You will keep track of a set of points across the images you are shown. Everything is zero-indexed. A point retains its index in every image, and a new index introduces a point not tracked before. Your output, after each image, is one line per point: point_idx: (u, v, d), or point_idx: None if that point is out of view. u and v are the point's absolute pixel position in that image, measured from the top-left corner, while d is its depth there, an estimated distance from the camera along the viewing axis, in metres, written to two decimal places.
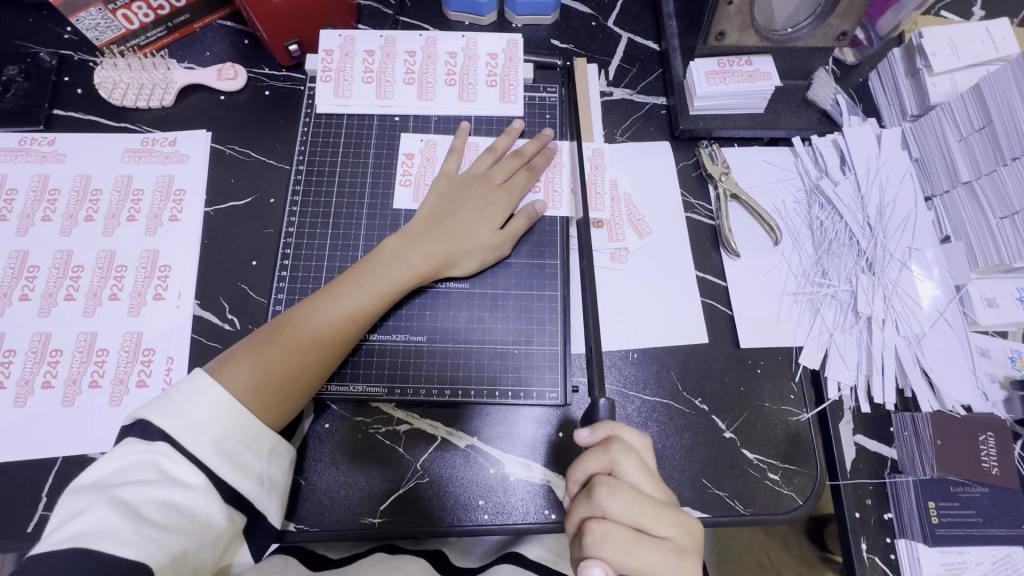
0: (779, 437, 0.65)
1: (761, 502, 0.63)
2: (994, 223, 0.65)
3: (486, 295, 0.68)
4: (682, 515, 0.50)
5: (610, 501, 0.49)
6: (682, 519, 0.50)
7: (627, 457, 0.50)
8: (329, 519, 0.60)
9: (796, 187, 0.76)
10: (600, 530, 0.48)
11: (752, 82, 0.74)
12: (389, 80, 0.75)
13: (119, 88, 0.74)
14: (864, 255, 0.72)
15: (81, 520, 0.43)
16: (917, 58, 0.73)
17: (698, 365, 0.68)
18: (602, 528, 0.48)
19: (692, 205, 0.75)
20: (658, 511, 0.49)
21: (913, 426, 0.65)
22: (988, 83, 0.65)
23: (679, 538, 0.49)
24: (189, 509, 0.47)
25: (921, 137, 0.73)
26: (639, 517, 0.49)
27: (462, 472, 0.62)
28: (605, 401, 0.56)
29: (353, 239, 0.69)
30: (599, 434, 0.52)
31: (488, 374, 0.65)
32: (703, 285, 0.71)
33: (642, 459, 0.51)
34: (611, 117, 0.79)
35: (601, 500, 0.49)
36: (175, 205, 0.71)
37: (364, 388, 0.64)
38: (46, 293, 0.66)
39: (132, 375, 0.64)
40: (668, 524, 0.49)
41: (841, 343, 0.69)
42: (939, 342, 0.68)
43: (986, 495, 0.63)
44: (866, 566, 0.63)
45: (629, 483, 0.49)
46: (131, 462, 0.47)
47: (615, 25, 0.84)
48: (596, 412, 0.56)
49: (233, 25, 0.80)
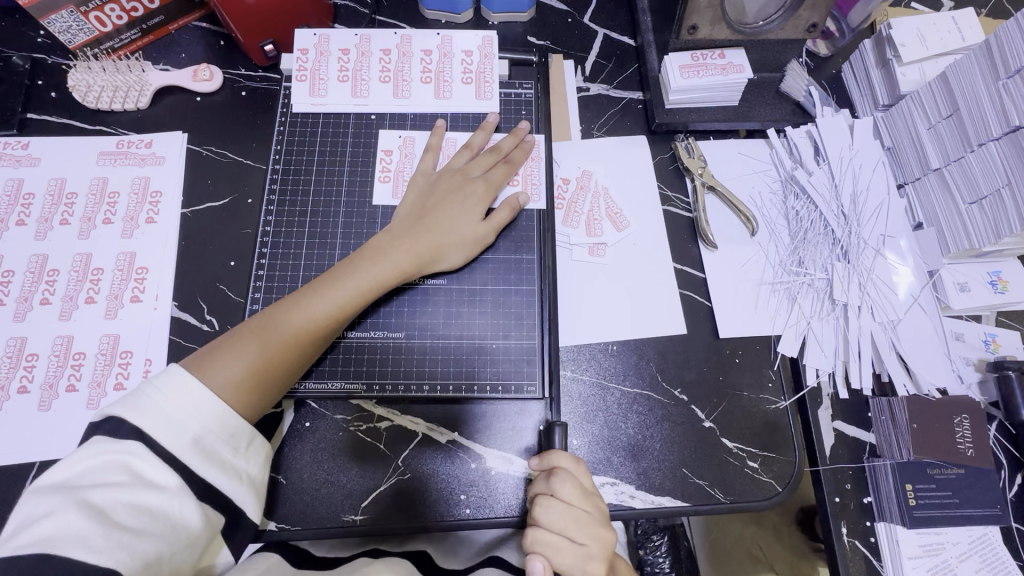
0: (758, 425, 0.66)
1: (740, 489, 0.63)
2: (963, 209, 0.66)
3: (464, 291, 0.68)
4: (603, 530, 0.54)
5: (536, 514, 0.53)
6: (601, 534, 0.54)
7: (564, 487, 0.54)
8: (310, 517, 0.60)
9: (771, 178, 0.77)
10: (531, 542, 0.53)
11: (726, 74, 0.74)
12: (364, 78, 0.75)
13: (93, 90, 0.73)
14: (839, 243, 0.73)
15: (46, 525, 0.42)
16: (887, 48, 0.74)
17: (678, 355, 0.68)
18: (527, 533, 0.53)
19: (669, 198, 0.76)
20: (578, 527, 0.53)
21: (889, 410, 0.65)
22: (954, 70, 0.66)
23: (592, 547, 0.53)
24: (162, 510, 0.47)
25: (892, 125, 0.74)
26: (562, 529, 0.53)
27: (443, 467, 0.62)
28: (560, 428, 0.59)
29: (331, 237, 0.69)
30: (543, 463, 0.56)
31: (467, 368, 0.65)
32: (681, 277, 0.72)
33: (576, 487, 0.54)
34: (588, 112, 0.79)
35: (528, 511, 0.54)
36: (151, 207, 0.70)
37: (342, 385, 0.64)
38: (21, 298, 0.65)
39: (110, 378, 0.63)
40: (586, 536, 0.53)
41: (818, 330, 0.70)
42: (915, 327, 0.69)
43: (963, 476, 0.64)
44: (848, 550, 0.63)
45: (560, 507, 0.53)
46: (101, 463, 0.47)
47: (591, 21, 0.84)
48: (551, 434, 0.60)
49: (208, 26, 0.80)
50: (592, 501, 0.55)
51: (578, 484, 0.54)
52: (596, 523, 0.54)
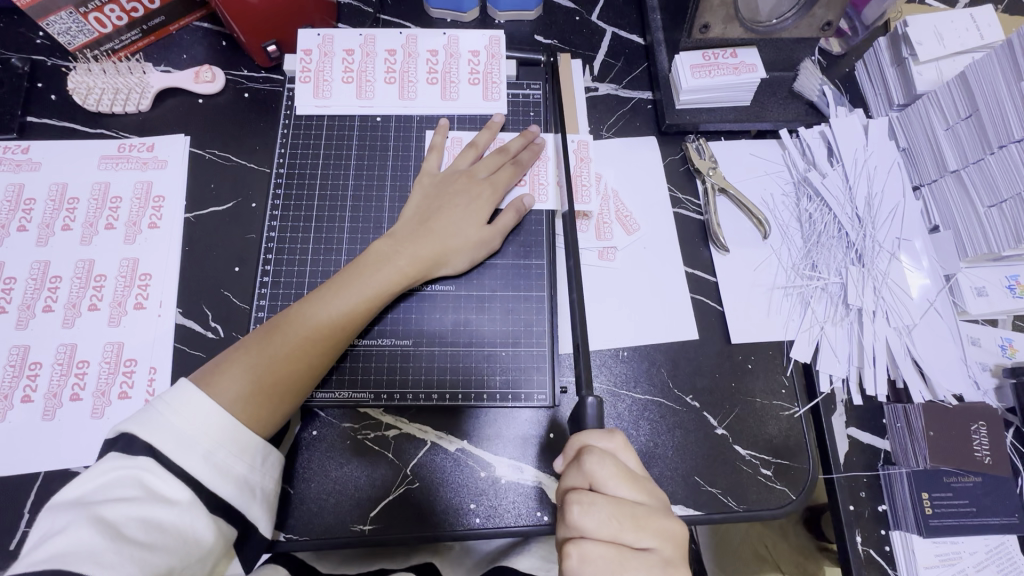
0: (772, 433, 0.65)
1: (755, 498, 0.62)
2: (982, 211, 0.65)
3: (472, 297, 0.67)
4: (665, 522, 0.50)
5: (584, 519, 0.49)
6: (664, 526, 0.49)
7: (602, 469, 0.49)
8: (321, 527, 0.59)
9: (784, 180, 0.75)
10: (579, 551, 0.48)
11: (738, 74, 0.73)
12: (369, 79, 0.73)
13: (94, 93, 0.72)
14: (854, 247, 0.71)
15: (60, 540, 0.42)
16: (903, 47, 0.73)
17: (689, 362, 0.67)
18: (581, 549, 0.48)
19: (680, 200, 0.74)
20: (637, 524, 0.49)
21: (905, 419, 0.64)
22: (974, 70, 0.64)
23: (664, 549, 0.49)
24: (173, 526, 0.46)
25: (908, 126, 0.73)
26: (619, 532, 0.48)
27: (453, 476, 0.62)
28: (592, 400, 0.54)
29: (336, 242, 0.68)
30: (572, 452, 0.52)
31: (475, 376, 0.64)
32: (693, 281, 0.71)
33: (618, 468, 0.50)
34: (597, 113, 0.78)
35: (576, 519, 0.49)
36: (154, 212, 0.69)
37: (350, 394, 0.63)
38: (23, 305, 0.64)
39: (114, 387, 0.63)
40: (650, 534, 0.49)
41: (832, 336, 0.69)
42: (931, 332, 0.68)
43: (980, 484, 0.63)
44: (863, 560, 0.62)
45: (604, 497, 0.49)
46: (116, 478, 0.46)
47: (599, 19, 0.83)
48: (584, 409, 0.54)
49: (210, 26, 0.78)
50: (641, 487, 0.51)
51: (619, 464, 0.50)
52: (656, 514, 0.50)
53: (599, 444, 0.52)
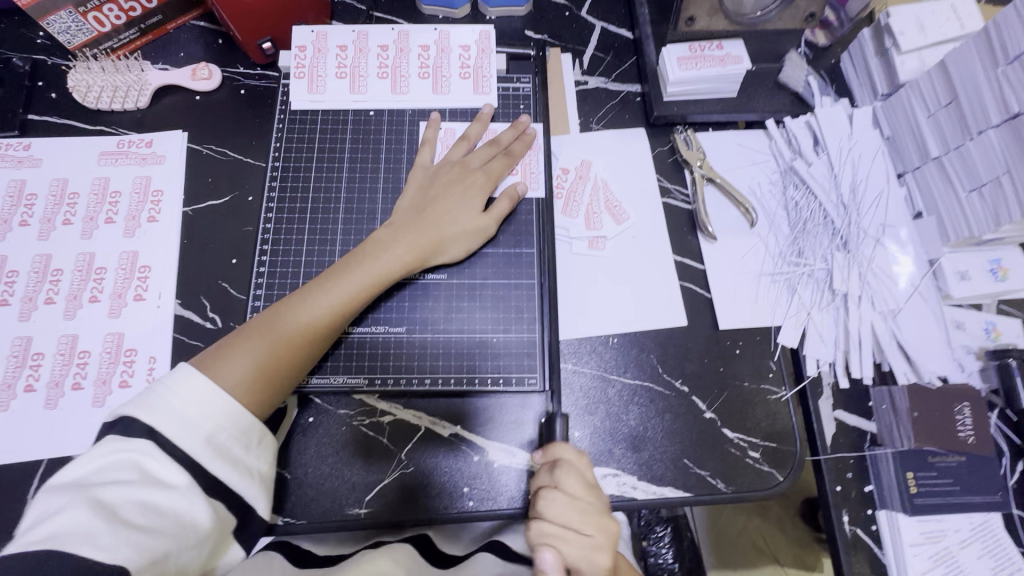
0: (760, 416, 0.66)
1: (743, 479, 0.64)
2: (963, 197, 0.66)
3: (464, 286, 0.68)
4: (604, 520, 0.54)
5: (540, 503, 0.53)
6: (606, 521, 0.54)
7: (564, 470, 0.54)
8: (318, 511, 0.60)
9: (770, 169, 0.77)
10: (530, 527, 0.53)
11: (724, 66, 0.74)
12: (362, 75, 0.75)
13: (93, 90, 0.74)
14: (839, 233, 0.72)
15: (57, 521, 0.43)
16: (885, 37, 0.74)
17: (678, 347, 0.69)
18: (532, 526, 0.53)
19: (669, 190, 0.76)
20: (584, 517, 0.53)
21: (890, 399, 0.65)
22: (953, 58, 0.66)
23: (600, 538, 0.53)
24: (171, 509, 0.48)
25: (891, 115, 0.74)
26: (568, 518, 0.53)
27: (446, 460, 0.63)
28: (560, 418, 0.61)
29: (331, 234, 0.70)
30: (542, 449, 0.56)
31: (468, 362, 0.66)
32: (682, 269, 0.72)
33: (577, 472, 0.54)
34: (587, 106, 0.79)
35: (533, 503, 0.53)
36: (153, 206, 0.71)
37: (345, 380, 0.64)
38: (26, 297, 0.66)
39: (114, 376, 0.64)
40: (590, 528, 0.53)
41: (819, 320, 0.70)
42: (915, 316, 0.69)
43: (963, 464, 0.64)
44: (849, 539, 0.64)
45: (559, 489, 0.53)
46: (115, 462, 0.48)
47: (588, 14, 0.84)
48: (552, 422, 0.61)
49: (206, 25, 0.80)
50: (591, 490, 0.55)
51: (581, 473, 0.55)
52: (600, 510, 0.54)
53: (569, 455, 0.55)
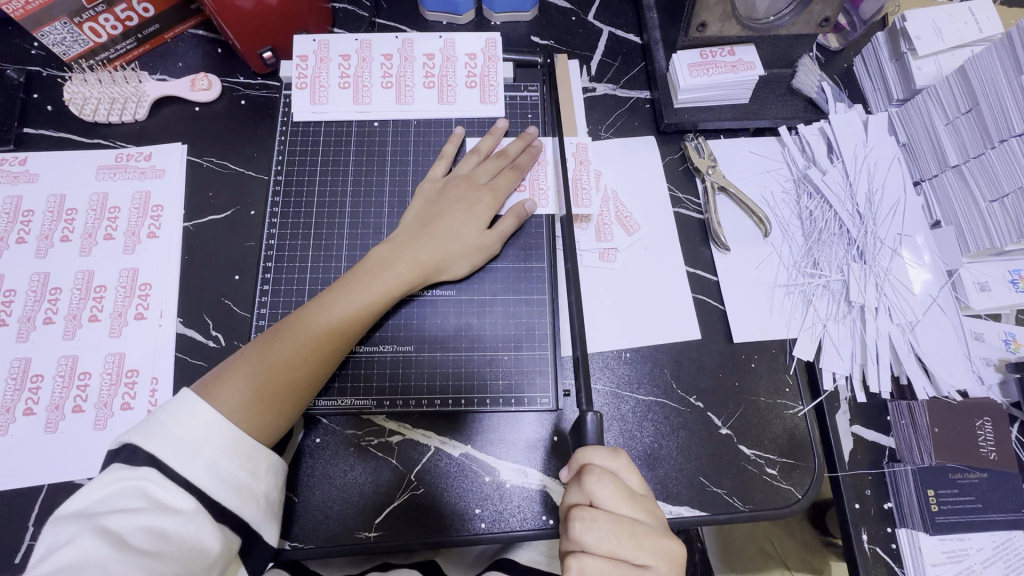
0: (777, 432, 0.65)
1: (761, 496, 0.62)
2: (983, 207, 0.65)
3: (474, 301, 0.67)
4: (662, 540, 0.49)
5: (585, 536, 0.49)
6: (661, 546, 0.49)
7: (602, 488, 0.49)
8: (326, 534, 0.59)
9: (784, 178, 0.75)
10: (578, 565, 0.48)
11: (736, 72, 0.73)
12: (366, 84, 0.73)
13: (89, 103, 0.72)
14: (855, 243, 0.71)
15: (66, 552, 0.43)
16: (902, 41, 0.72)
17: (691, 363, 0.67)
18: (580, 563, 0.48)
19: (680, 200, 0.74)
20: (636, 543, 0.49)
21: (909, 414, 0.64)
22: (974, 64, 0.64)
23: (660, 566, 0.49)
24: (179, 536, 0.46)
25: (908, 121, 0.73)
26: (618, 548, 0.48)
27: (457, 480, 0.62)
28: (593, 415, 0.53)
29: (336, 249, 0.68)
30: (574, 467, 0.52)
31: (478, 381, 0.64)
32: (694, 281, 0.71)
33: (618, 487, 0.49)
34: (595, 114, 0.77)
35: (576, 534, 0.49)
36: (153, 221, 0.69)
37: (352, 402, 0.63)
38: (24, 317, 0.64)
39: (116, 398, 0.62)
40: (648, 553, 0.49)
41: (835, 334, 0.68)
42: (934, 328, 0.68)
43: (985, 480, 0.62)
44: (868, 558, 0.62)
45: (605, 514, 0.49)
46: (119, 490, 0.46)
47: (595, 19, 0.83)
48: (583, 425, 0.54)
49: (205, 33, 0.78)
50: (641, 506, 0.50)
51: (621, 484, 0.50)
52: (654, 533, 0.49)
53: (601, 462, 0.51)
